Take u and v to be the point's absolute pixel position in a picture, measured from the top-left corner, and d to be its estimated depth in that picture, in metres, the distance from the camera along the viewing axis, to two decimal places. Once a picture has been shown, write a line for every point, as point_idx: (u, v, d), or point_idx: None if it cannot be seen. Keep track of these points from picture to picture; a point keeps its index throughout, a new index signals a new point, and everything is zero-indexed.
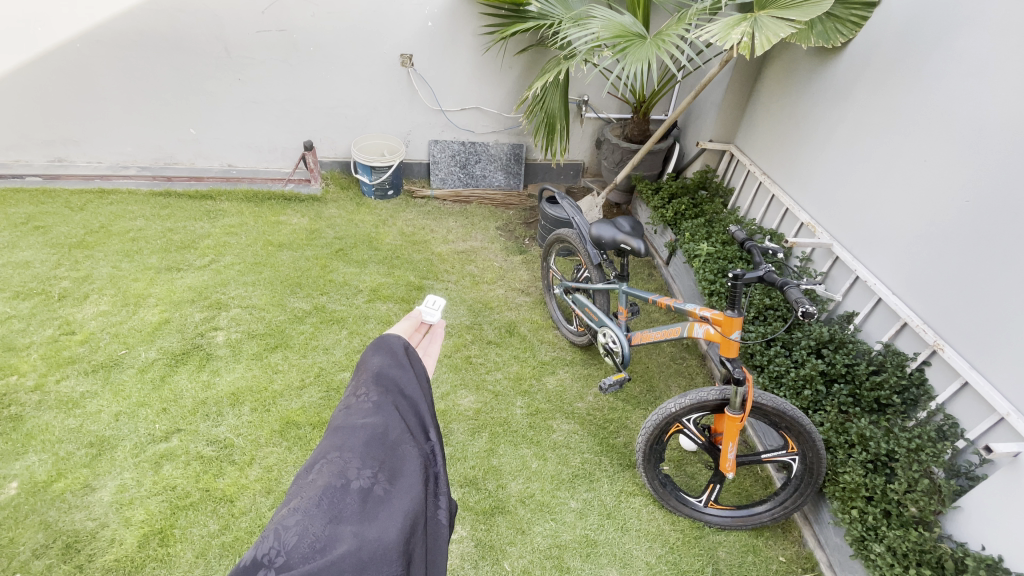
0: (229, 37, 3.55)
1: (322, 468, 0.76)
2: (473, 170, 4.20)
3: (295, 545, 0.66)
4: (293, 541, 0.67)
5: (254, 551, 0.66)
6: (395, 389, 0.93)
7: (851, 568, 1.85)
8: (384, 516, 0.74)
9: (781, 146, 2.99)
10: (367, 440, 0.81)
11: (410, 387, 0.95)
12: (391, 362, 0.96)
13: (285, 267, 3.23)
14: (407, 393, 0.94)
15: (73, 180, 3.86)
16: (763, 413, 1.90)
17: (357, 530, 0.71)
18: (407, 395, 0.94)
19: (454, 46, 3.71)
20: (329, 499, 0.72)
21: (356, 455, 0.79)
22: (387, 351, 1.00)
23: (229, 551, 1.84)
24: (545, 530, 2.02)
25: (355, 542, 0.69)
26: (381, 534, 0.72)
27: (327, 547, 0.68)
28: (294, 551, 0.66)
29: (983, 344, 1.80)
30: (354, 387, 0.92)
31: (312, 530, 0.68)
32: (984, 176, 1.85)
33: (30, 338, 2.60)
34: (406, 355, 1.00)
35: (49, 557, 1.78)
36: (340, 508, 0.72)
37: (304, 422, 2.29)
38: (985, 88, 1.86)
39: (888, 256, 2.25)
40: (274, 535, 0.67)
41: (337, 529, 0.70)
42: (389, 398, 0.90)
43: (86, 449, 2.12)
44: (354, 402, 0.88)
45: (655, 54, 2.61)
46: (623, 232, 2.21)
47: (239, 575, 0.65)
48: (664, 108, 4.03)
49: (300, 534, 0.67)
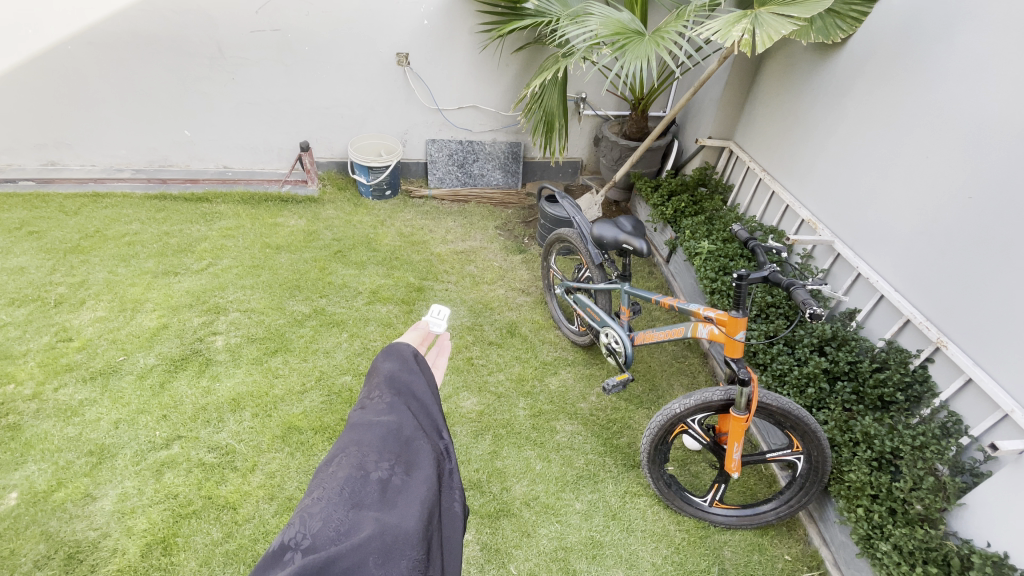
0: (223, 38, 3.51)
1: (340, 461, 0.75)
2: (471, 169, 4.18)
3: (320, 529, 0.66)
4: (318, 525, 0.66)
5: (282, 536, 0.66)
6: (407, 391, 0.92)
7: (857, 566, 1.84)
8: (403, 504, 0.73)
9: (781, 143, 2.97)
10: (383, 435, 0.80)
11: (422, 387, 0.94)
12: (402, 366, 0.95)
13: (284, 269, 3.20)
14: (420, 393, 0.92)
15: (66, 184, 3.81)
16: (769, 412, 1.89)
17: (379, 515, 0.70)
18: (420, 395, 0.92)
19: (451, 44, 3.68)
20: (350, 488, 0.72)
21: (374, 449, 0.78)
22: (398, 357, 0.98)
23: (233, 559, 1.83)
24: (550, 533, 2.01)
25: (378, 526, 0.68)
26: (402, 521, 0.71)
27: (351, 531, 0.67)
28: (320, 534, 0.65)
29: (987, 340, 1.79)
30: (367, 391, 0.91)
31: (335, 515, 0.68)
32: (986, 172, 1.84)
33: (27, 345, 2.57)
34: (417, 361, 0.98)
35: (51, 568, 1.76)
36: (361, 496, 0.71)
37: (306, 427, 2.28)
38: (987, 84, 1.85)
39: (890, 252, 2.24)
40: (300, 521, 0.67)
41: (359, 515, 0.69)
42: (402, 398, 0.89)
43: (86, 458, 2.10)
44: (368, 404, 0.87)
45: (655, 51, 2.58)
46: (624, 232, 2.19)
47: (267, 560, 0.64)
48: (662, 105, 4.01)
49: (324, 520, 0.67)
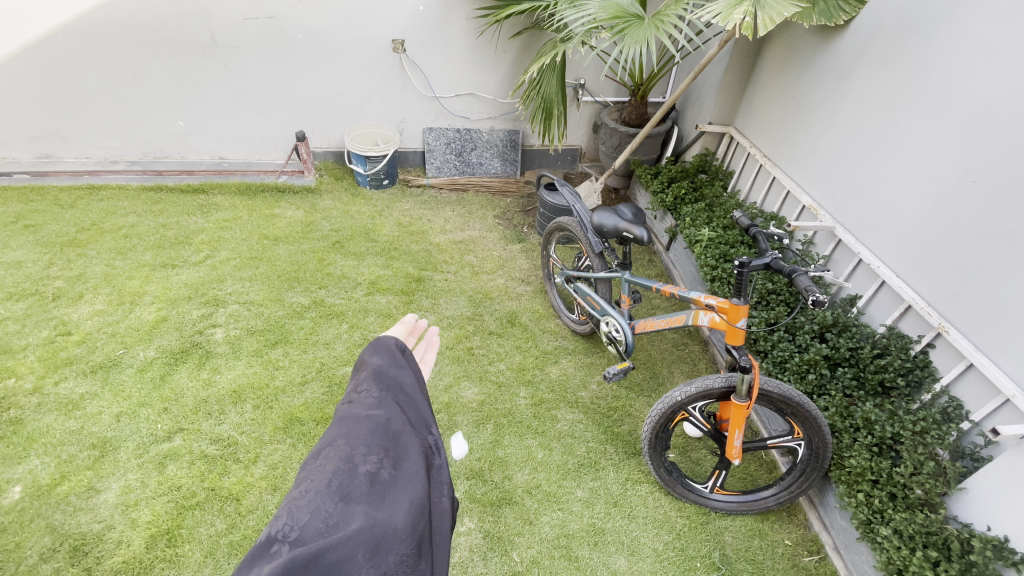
0: (215, 26, 3.46)
1: (328, 454, 0.75)
2: (469, 157, 4.14)
3: (307, 521, 0.65)
4: (306, 517, 0.66)
5: (267, 530, 0.65)
6: (396, 385, 0.91)
7: (857, 551, 1.86)
8: (391, 500, 0.73)
9: (783, 128, 2.94)
10: (371, 429, 0.80)
11: (410, 382, 0.93)
12: (390, 362, 0.94)
13: (282, 261, 3.19)
14: (408, 388, 0.92)
15: (61, 177, 3.77)
16: (770, 399, 1.89)
17: (368, 510, 0.70)
18: (408, 389, 0.92)
19: (447, 30, 3.63)
20: (338, 480, 0.71)
21: (362, 443, 0.77)
22: (385, 351, 0.97)
23: (238, 549, 1.84)
24: (552, 520, 2.02)
25: (367, 520, 0.68)
26: (391, 517, 0.71)
27: (339, 524, 0.67)
28: (307, 526, 0.65)
29: (989, 325, 1.79)
30: (354, 385, 0.90)
31: (323, 508, 0.67)
32: (990, 156, 1.82)
33: (26, 340, 2.56)
34: (404, 356, 0.97)
35: (56, 560, 1.77)
36: (350, 488, 0.71)
37: (307, 418, 2.28)
38: (991, 66, 1.83)
39: (892, 238, 2.23)
40: (287, 513, 0.66)
41: (348, 508, 0.69)
42: (390, 393, 0.88)
43: (89, 451, 2.10)
44: (355, 397, 0.86)
45: (654, 35, 2.53)
46: (625, 219, 2.16)
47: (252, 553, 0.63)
48: (662, 91, 3.97)
49: (312, 511, 0.67)
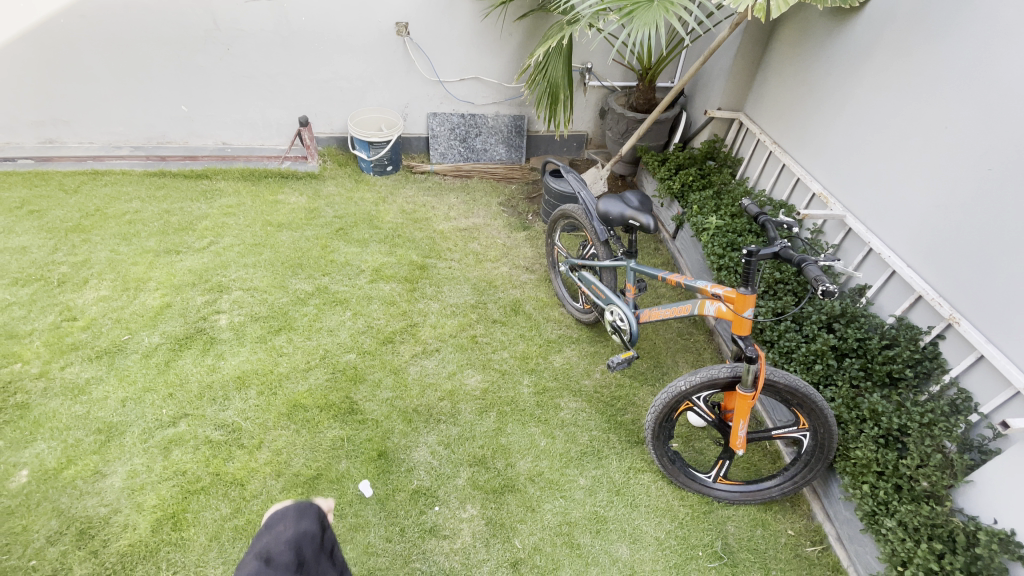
0: (217, 9, 3.42)
1: None
2: (474, 143, 4.10)
3: None
4: None
5: None
6: (308, 558, 1.00)
7: (860, 542, 1.85)
8: None
9: (794, 114, 2.87)
10: None
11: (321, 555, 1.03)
12: (307, 532, 1.04)
13: (286, 248, 3.18)
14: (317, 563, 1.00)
15: (65, 162, 3.76)
16: (775, 389, 1.87)
17: None
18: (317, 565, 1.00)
19: (452, 12, 3.56)
20: None
21: None
22: (306, 519, 1.07)
23: (242, 534, 1.85)
24: (555, 508, 2.03)
25: None
26: None
27: None
28: None
29: (1001, 317, 1.75)
30: (270, 549, 0.97)
31: None
32: (1007, 143, 1.77)
33: (32, 325, 2.57)
34: (321, 525, 1.08)
35: (63, 543, 1.79)
36: None
37: (311, 405, 2.29)
38: (1012, 49, 1.76)
39: (904, 227, 2.18)
40: None
41: None
42: (304, 566, 0.97)
43: (95, 435, 2.12)
44: (272, 561, 0.94)
45: (664, 17, 2.47)
46: (631, 207, 2.13)
47: None
48: (670, 75, 3.90)
49: None
